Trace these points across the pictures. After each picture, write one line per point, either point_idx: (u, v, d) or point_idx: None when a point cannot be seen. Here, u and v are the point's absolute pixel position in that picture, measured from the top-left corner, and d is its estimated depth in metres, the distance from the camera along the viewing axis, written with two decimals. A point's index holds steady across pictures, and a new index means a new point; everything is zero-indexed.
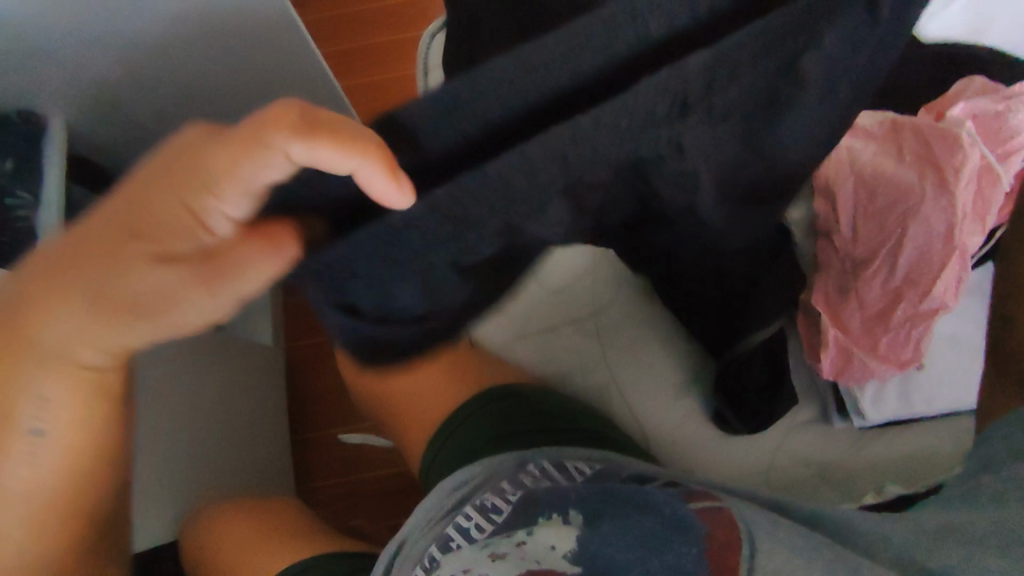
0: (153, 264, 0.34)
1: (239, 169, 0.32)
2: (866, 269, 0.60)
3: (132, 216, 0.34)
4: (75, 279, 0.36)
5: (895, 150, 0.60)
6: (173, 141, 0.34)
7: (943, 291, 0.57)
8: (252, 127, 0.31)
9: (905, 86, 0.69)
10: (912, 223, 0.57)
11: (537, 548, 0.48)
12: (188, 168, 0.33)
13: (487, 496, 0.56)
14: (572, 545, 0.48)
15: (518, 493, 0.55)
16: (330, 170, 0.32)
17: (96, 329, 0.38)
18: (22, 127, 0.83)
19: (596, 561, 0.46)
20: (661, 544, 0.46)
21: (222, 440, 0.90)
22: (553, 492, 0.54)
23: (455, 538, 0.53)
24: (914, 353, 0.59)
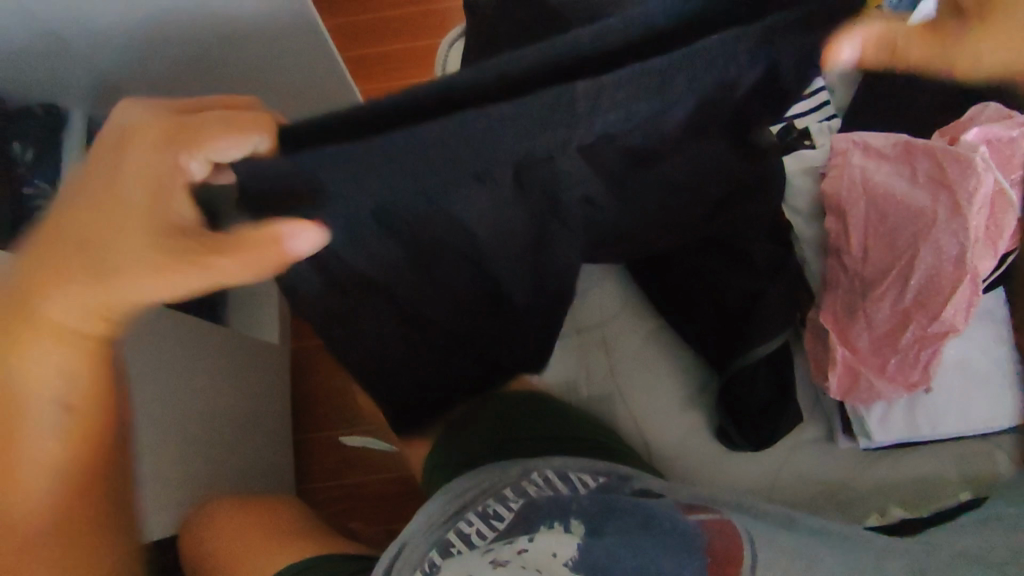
0: (155, 252, 0.41)
1: (212, 138, 0.41)
2: (875, 288, 0.59)
3: (109, 192, 0.41)
4: (76, 264, 0.42)
5: (909, 172, 0.60)
6: (127, 120, 0.42)
7: (953, 314, 0.57)
8: (201, 123, 0.41)
9: (920, 109, 0.69)
10: (923, 244, 0.58)
11: (539, 555, 0.49)
12: (160, 139, 0.41)
13: (490, 503, 0.56)
14: (575, 550, 0.49)
15: (520, 502, 0.56)
16: (243, 140, 0.40)
17: (92, 296, 0.43)
18: (43, 119, 0.84)
19: (597, 568, 0.48)
20: (663, 554, 0.48)
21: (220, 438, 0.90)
22: (558, 500, 0.55)
23: (456, 544, 0.53)
24: (921, 375, 0.59)
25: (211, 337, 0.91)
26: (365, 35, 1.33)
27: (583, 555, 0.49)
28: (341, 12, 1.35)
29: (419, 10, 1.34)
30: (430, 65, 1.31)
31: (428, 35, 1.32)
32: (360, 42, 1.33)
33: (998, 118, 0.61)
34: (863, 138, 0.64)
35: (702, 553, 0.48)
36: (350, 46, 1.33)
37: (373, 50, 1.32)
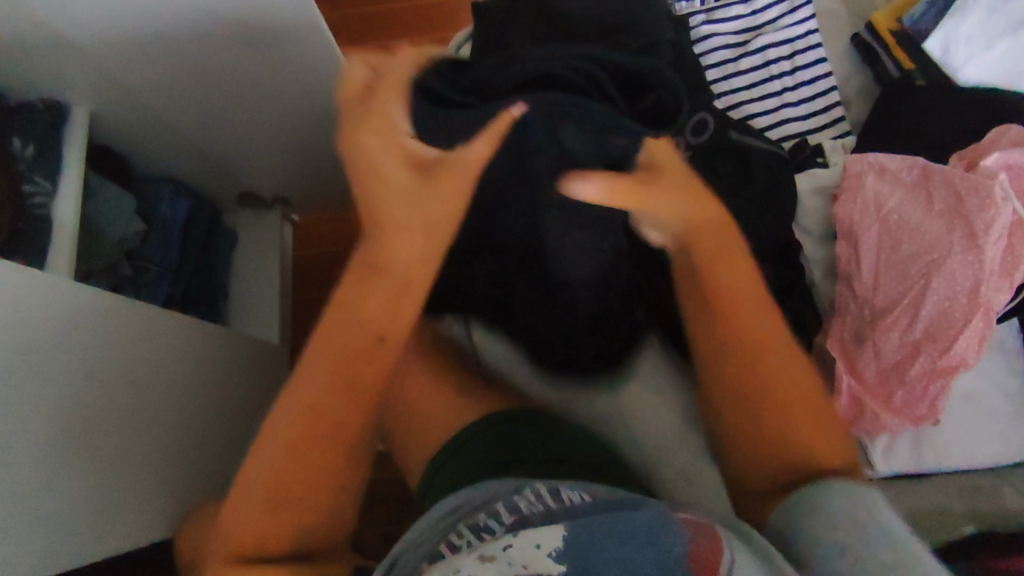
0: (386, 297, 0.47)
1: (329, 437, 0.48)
2: (886, 317, 0.58)
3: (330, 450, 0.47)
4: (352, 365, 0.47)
5: (925, 199, 0.58)
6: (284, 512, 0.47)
7: (964, 348, 0.55)
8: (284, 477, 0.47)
9: (938, 129, 0.67)
10: (936, 275, 0.56)
11: (525, 549, 0.48)
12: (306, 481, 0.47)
13: (481, 517, 0.55)
14: (559, 542, 0.48)
15: (511, 518, 0.53)
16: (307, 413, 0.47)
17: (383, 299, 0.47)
18: (44, 115, 0.84)
19: (581, 558, 0.46)
20: (646, 541, 0.47)
21: (199, 437, 0.90)
22: (549, 514, 0.53)
23: (445, 555, 0.51)
24: (928, 410, 0.57)
25: (190, 332, 0.90)
26: (372, 31, 1.32)
27: (566, 544, 0.47)
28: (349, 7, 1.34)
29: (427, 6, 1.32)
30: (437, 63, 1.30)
31: (435, 32, 1.31)
32: (369, 39, 1.32)
33: (1019, 143, 0.61)
34: (878, 161, 0.62)
35: (684, 545, 0.47)
36: (357, 41, 1.32)
37: (380, 45, 1.31)
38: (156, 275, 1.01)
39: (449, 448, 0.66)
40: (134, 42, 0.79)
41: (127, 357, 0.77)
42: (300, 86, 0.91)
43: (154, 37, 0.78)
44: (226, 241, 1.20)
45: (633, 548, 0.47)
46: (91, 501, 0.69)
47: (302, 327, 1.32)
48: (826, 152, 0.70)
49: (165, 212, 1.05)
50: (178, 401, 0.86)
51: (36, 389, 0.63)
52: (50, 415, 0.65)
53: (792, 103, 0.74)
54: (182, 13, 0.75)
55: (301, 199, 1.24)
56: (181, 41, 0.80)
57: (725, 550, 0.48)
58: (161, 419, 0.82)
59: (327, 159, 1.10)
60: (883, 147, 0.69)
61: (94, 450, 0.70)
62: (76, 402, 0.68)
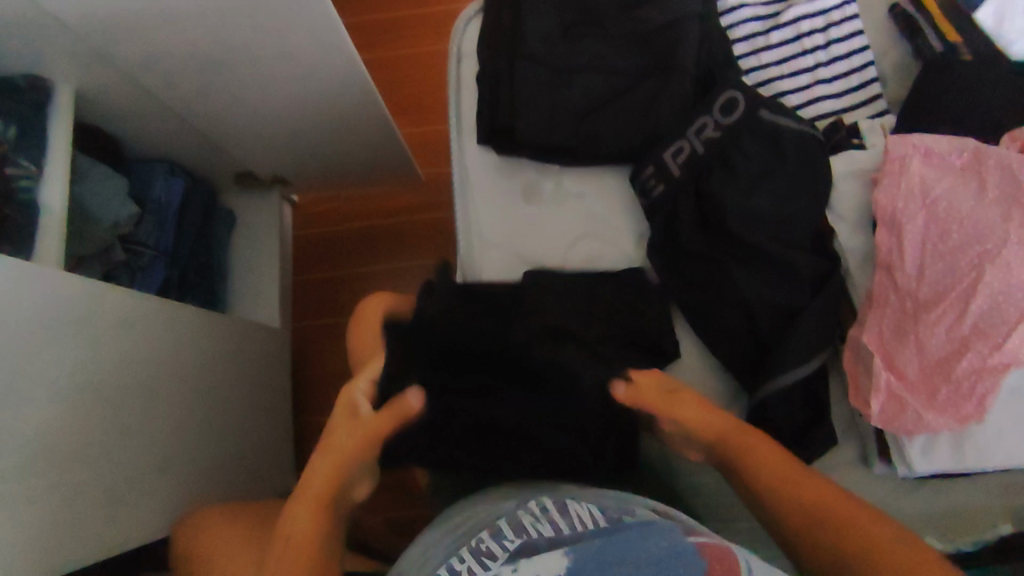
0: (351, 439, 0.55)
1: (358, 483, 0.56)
2: (929, 312, 0.54)
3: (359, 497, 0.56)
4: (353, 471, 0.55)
5: (976, 185, 0.54)
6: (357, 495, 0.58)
7: (1017, 346, 0.51)
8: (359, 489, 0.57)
9: (986, 108, 0.63)
10: (989, 267, 0.52)
11: None
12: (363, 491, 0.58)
13: (483, 536, 0.48)
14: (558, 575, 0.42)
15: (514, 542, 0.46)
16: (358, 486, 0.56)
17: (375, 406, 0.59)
18: (28, 93, 0.79)
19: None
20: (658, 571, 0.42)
21: (200, 427, 0.88)
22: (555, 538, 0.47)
23: None
24: (975, 409, 0.53)
25: (189, 323, 0.87)
26: (377, 36, 1.34)
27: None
28: (353, 11, 1.35)
29: (431, 12, 1.34)
30: (444, 69, 1.32)
31: (439, 38, 1.33)
32: (375, 44, 1.33)
33: None
34: (924, 143, 0.58)
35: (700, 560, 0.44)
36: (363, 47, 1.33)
37: (386, 52, 1.33)
38: (151, 259, 0.97)
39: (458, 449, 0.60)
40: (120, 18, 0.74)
41: (123, 351, 0.74)
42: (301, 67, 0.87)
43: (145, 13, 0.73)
44: (223, 223, 1.16)
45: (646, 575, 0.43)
46: (89, 500, 0.66)
47: (303, 313, 1.29)
48: (864, 132, 0.66)
49: (158, 195, 1.00)
50: (178, 390, 0.84)
51: (32, 389, 0.60)
52: (46, 414, 0.62)
53: (826, 80, 0.69)
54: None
55: (301, 180, 1.20)
56: (172, 16, 0.74)
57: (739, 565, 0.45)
58: (159, 410, 0.79)
59: (327, 141, 1.06)
60: (925, 128, 0.64)
61: (92, 448, 0.68)
62: (72, 399, 0.65)
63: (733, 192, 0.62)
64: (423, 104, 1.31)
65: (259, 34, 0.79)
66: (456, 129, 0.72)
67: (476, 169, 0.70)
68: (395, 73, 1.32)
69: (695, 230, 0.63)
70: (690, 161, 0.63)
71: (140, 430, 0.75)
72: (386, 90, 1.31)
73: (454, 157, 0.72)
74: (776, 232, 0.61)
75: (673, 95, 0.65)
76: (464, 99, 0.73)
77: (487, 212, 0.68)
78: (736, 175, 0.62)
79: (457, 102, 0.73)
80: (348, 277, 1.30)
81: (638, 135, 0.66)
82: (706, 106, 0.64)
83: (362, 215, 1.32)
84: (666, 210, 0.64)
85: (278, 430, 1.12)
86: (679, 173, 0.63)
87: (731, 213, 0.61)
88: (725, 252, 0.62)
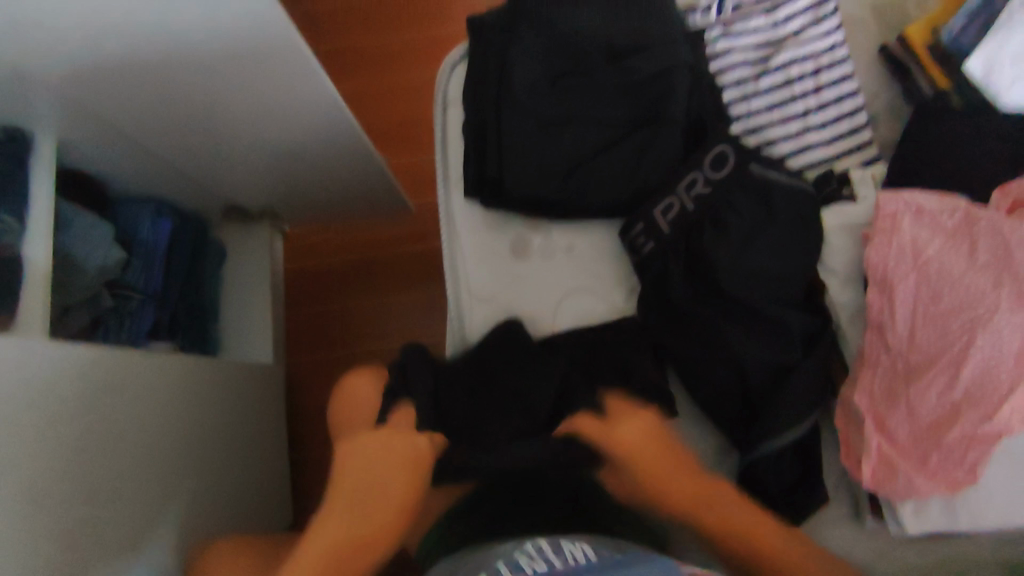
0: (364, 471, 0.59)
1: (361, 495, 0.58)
2: (921, 377, 0.53)
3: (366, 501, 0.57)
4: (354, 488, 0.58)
5: (967, 248, 0.54)
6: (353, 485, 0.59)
7: (1010, 415, 0.51)
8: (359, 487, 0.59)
9: (976, 159, 0.62)
10: (982, 333, 0.51)
11: None
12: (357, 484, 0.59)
13: None
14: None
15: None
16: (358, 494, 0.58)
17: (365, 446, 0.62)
18: (9, 146, 0.77)
19: None
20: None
21: (195, 471, 0.87)
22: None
23: None
24: (968, 475, 0.53)
25: (178, 372, 0.86)
26: (363, 64, 1.33)
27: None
28: (337, 39, 1.34)
29: (418, 38, 1.33)
30: (432, 95, 1.31)
31: (427, 64, 1.32)
32: (360, 72, 1.32)
33: None
34: (915, 200, 0.57)
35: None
36: (349, 74, 1.32)
37: (372, 80, 1.32)
38: (140, 302, 0.96)
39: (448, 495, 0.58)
40: (100, 71, 0.72)
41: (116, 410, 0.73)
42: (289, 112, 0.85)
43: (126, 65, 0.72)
44: (214, 259, 1.15)
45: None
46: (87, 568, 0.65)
47: (296, 344, 1.28)
48: (854, 182, 0.65)
49: (146, 236, 0.99)
50: (171, 432, 0.83)
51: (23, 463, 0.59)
52: (40, 486, 0.61)
53: (817, 127, 0.68)
54: (154, 40, 0.68)
55: (291, 213, 1.19)
56: (154, 67, 0.73)
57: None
58: (150, 457, 0.78)
59: (317, 178, 1.05)
60: (917, 179, 0.63)
61: (91, 514, 0.67)
62: (66, 467, 0.64)
63: (722, 250, 0.61)
64: (411, 130, 1.30)
65: (246, 82, 0.78)
66: (443, 182, 0.71)
67: (464, 224, 0.69)
68: (383, 100, 1.31)
69: (686, 288, 0.63)
70: (679, 219, 0.63)
71: (134, 481, 0.74)
72: (375, 117, 1.30)
73: (441, 210, 0.71)
74: (767, 291, 0.60)
75: (661, 150, 0.65)
76: (450, 147, 0.72)
77: (482, 262, 0.69)
78: (726, 233, 0.61)
79: (443, 155, 0.72)
80: (341, 307, 1.29)
81: (627, 190, 0.65)
82: (695, 162, 0.63)
83: (355, 245, 1.32)
84: (655, 268, 0.64)
85: (274, 468, 1.11)
86: (668, 231, 0.63)
87: (721, 271, 0.61)
88: (716, 312, 0.61)
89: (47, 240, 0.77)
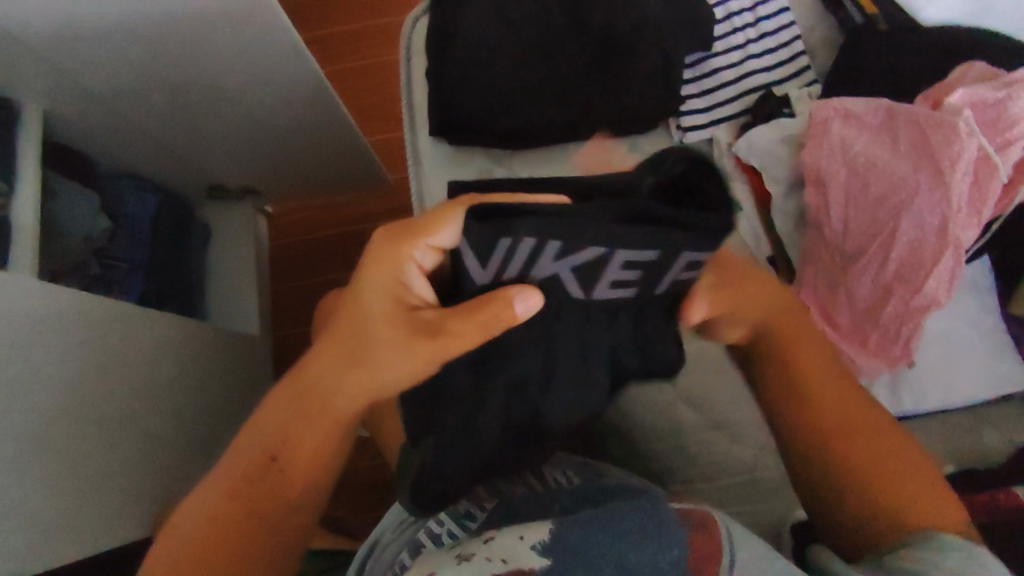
0: (397, 353, 0.45)
1: (448, 224, 0.40)
2: (855, 264, 0.58)
3: (306, 397, 0.51)
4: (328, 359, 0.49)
5: (891, 139, 0.58)
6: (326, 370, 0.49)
7: (935, 287, 0.54)
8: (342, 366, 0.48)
9: (903, 69, 0.66)
10: (905, 216, 0.56)
11: (507, 541, 0.47)
12: (351, 340, 0.47)
13: (463, 504, 0.55)
14: (545, 534, 0.46)
15: (495, 502, 0.55)
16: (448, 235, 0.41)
17: (345, 353, 0.48)
18: None
19: (566, 555, 0.44)
20: (644, 538, 0.45)
21: (186, 427, 0.88)
22: (535, 497, 0.53)
23: (426, 544, 0.52)
24: (904, 351, 0.56)
25: (170, 331, 0.87)
26: (327, 13, 1.30)
27: (550, 537, 0.46)
28: None
29: None
30: (397, 44, 1.29)
31: (392, 11, 1.30)
32: (322, 21, 1.30)
33: (985, 80, 0.60)
34: (844, 104, 0.60)
35: (682, 549, 0.46)
36: (306, 27, 1.30)
37: (334, 29, 1.29)
38: (126, 273, 0.98)
39: None
40: (84, 46, 0.75)
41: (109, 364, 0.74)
42: (265, 85, 0.88)
43: (103, 41, 0.75)
44: (198, 238, 1.16)
45: (625, 549, 0.45)
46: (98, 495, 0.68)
47: (280, 318, 1.28)
48: (793, 102, 0.69)
49: (131, 209, 1.01)
50: (160, 382, 0.84)
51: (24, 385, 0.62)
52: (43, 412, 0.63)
53: (757, 56, 0.73)
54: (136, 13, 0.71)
55: (274, 190, 1.20)
56: (131, 42, 0.76)
57: (721, 534, 0.48)
58: (142, 407, 0.80)
59: (298, 150, 1.07)
60: (856, 91, 0.67)
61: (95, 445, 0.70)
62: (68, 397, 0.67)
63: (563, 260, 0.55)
64: (381, 80, 1.28)
65: (222, 62, 0.82)
66: (408, 122, 0.76)
67: (428, 160, 0.74)
68: (348, 48, 1.29)
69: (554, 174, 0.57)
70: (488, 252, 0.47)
71: (121, 427, 0.76)
72: (342, 69, 1.29)
73: (407, 144, 0.76)
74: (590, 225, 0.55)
75: (590, 61, 0.70)
76: (416, 84, 0.77)
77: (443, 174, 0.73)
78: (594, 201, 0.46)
79: (408, 96, 0.78)
80: (325, 280, 1.28)
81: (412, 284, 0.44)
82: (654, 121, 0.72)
83: (335, 222, 1.31)
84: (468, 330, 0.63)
85: None
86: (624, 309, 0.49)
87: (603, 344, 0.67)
88: None
89: (33, 195, 0.79)
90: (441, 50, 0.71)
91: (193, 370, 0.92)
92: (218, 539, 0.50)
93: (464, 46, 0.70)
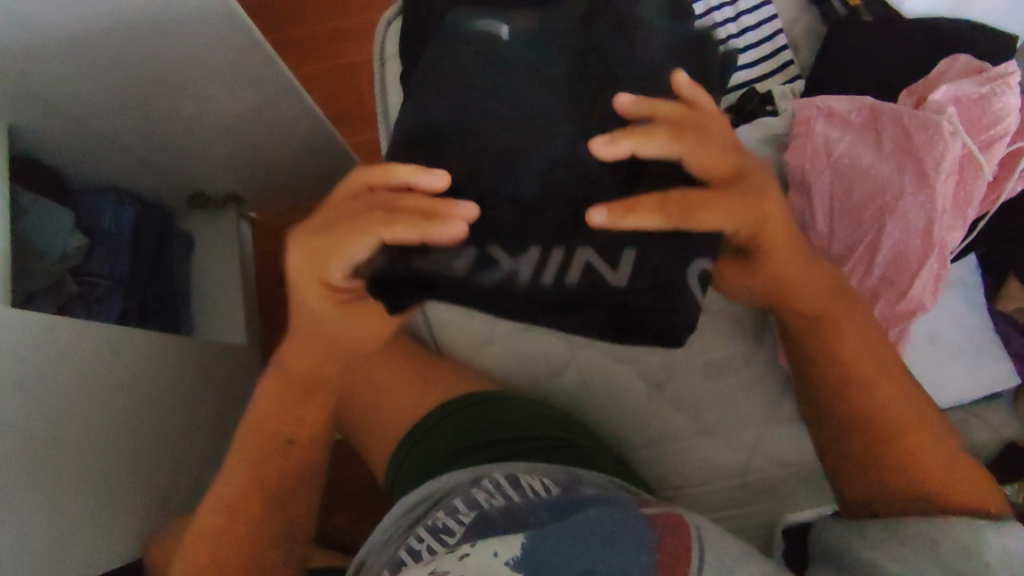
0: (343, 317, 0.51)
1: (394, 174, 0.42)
2: (842, 267, 0.57)
3: (292, 379, 0.56)
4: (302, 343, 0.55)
5: (874, 139, 0.57)
6: (299, 351, 0.55)
7: (921, 291, 0.54)
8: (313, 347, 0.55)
9: (888, 63, 0.65)
10: (890, 218, 0.54)
11: (480, 556, 0.47)
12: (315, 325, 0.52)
13: (439, 517, 0.54)
14: (517, 550, 0.46)
15: (472, 514, 0.53)
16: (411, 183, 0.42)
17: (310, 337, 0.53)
18: None
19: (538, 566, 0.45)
20: (612, 547, 0.46)
21: (175, 444, 0.88)
22: (513, 511, 0.53)
23: (405, 562, 0.51)
24: (891, 355, 0.56)
25: (154, 347, 0.86)
26: (302, 12, 1.27)
27: (524, 551, 0.46)
28: None
29: None
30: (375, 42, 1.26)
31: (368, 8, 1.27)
32: (297, 21, 1.27)
33: (968, 75, 0.59)
34: (826, 103, 0.59)
35: (652, 553, 0.46)
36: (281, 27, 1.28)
37: (310, 28, 1.27)
38: (106, 288, 0.97)
39: (404, 450, 0.64)
40: (48, 60, 0.73)
41: (91, 386, 0.73)
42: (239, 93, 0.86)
43: (67, 55, 0.73)
44: (180, 247, 1.14)
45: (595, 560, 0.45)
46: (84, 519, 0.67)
47: (268, 324, 1.26)
48: (776, 99, 0.67)
49: (108, 224, 0.99)
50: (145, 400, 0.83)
51: None
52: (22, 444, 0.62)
53: (738, 51, 0.71)
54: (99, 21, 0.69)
55: (256, 197, 1.18)
56: (97, 52, 0.74)
57: (693, 542, 0.48)
58: (128, 428, 0.79)
59: (276, 156, 1.05)
60: (839, 86, 0.66)
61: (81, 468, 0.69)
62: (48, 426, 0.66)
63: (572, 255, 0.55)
64: (359, 79, 1.26)
65: (191, 69, 0.80)
66: (384, 130, 0.74)
67: None
68: (325, 47, 1.27)
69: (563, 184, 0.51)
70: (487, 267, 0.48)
71: (106, 449, 0.75)
72: (319, 69, 1.26)
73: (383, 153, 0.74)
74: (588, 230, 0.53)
75: None
76: (390, 91, 0.75)
77: None
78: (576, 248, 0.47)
79: (382, 104, 0.76)
80: None
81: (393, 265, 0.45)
82: None
83: None
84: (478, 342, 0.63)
85: None
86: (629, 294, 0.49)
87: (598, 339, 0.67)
88: (589, 394, 0.69)
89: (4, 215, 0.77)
90: (413, 56, 0.69)
91: (179, 385, 0.91)
92: (244, 520, 0.54)
93: (437, 51, 0.68)
